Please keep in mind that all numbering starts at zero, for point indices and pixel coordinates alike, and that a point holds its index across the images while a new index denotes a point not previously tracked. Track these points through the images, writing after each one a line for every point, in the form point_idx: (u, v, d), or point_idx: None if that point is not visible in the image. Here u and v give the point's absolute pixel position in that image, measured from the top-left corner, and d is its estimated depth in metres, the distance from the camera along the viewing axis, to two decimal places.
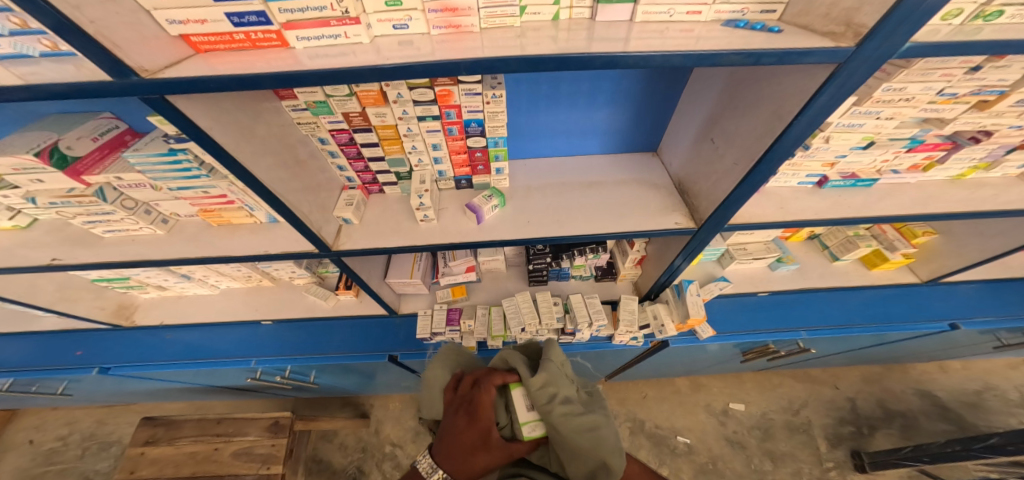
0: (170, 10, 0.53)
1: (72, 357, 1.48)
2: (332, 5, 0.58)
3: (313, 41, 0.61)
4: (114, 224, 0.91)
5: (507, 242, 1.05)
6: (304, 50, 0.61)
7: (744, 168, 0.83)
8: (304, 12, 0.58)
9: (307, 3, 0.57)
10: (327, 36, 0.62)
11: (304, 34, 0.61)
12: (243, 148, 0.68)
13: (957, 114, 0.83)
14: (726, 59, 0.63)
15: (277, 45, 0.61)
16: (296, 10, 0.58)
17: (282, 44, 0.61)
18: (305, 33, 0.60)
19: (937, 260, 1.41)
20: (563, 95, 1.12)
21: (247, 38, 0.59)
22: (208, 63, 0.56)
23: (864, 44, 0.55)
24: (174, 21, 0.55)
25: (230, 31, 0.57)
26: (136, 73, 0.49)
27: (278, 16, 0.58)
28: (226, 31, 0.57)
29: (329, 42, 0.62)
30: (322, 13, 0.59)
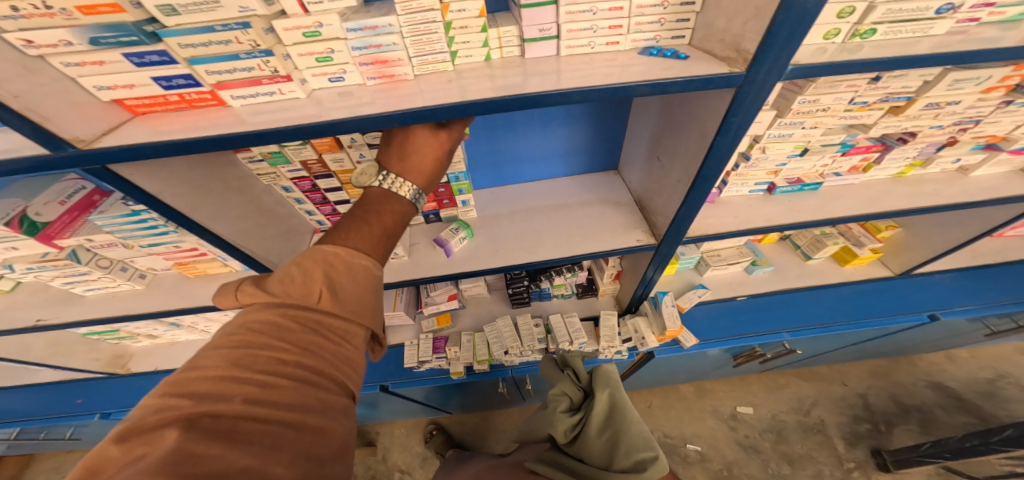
0: (97, 78, 0.58)
1: (76, 404, 1.56)
2: (260, 66, 0.64)
3: (249, 98, 0.68)
4: (93, 282, 1.00)
5: (475, 272, 1.09)
6: (241, 107, 0.68)
7: (685, 184, 0.87)
8: (232, 73, 0.64)
9: (234, 65, 0.62)
10: (262, 93, 0.68)
11: (240, 93, 0.68)
12: (200, 207, 0.74)
13: (875, 120, 0.94)
14: (638, 89, 0.68)
15: (213, 103, 0.68)
16: (222, 72, 0.63)
17: (219, 102, 0.68)
18: (238, 92, 0.67)
19: (908, 251, 1.42)
20: (517, 123, 1.17)
21: (182, 99, 0.66)
22: (149, 126, 0.63)
23: (752, 68, 0.62)
24: (102, 87, 0.60)
25: (162, 93, 0.64)
26: (72, 145, 0.55)
27: (207, 78, 0.63)
28: (158, 93, 0.63)
29: (266, 99, 0.69)
30: (251, 73, 0.64)
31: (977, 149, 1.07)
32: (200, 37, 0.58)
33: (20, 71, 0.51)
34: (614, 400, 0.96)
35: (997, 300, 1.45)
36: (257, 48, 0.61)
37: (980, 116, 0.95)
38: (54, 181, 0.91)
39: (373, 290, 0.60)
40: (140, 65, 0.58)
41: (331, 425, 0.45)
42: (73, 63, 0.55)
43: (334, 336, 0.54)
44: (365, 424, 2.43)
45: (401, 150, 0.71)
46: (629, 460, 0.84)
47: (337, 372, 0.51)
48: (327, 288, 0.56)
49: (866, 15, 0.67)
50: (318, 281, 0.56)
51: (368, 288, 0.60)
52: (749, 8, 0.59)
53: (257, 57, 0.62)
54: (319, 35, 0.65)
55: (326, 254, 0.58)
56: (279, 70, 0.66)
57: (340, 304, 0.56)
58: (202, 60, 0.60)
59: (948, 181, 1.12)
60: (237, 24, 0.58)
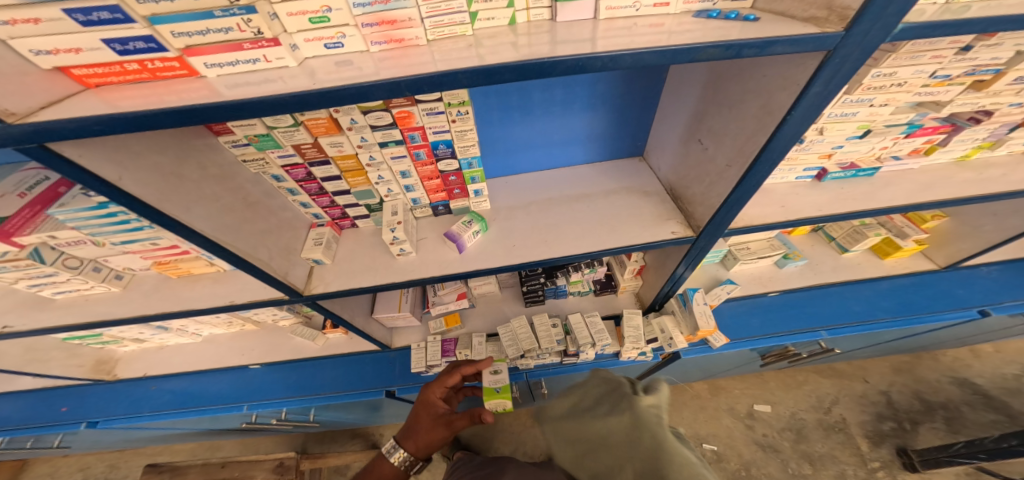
0: (33, 40, 0.48)
1: (58, 413, 1.45)
2: (240, 26, 0.53)
3: (227, 68, 0.57)
4: (62, 284, 0.89)
5: (491, 270, 0.98)
6: (218, 78, 0.57)
7: (738, 170, 0.75)
8: (206, 36, 0.53)
9: (208, 25, 0.52)
10: (244, 60, 0.57)
11: (215, 61, 0.57)
12: (171, 197, 0.63)
13: (953, 96, 0.81)
14: (705, 52, 0.56)
15: (183, 73, 0.56)
16: (194, 33, 0.52)
17: (190, 72, 0.56)
18: (214, 58, 0.56)
19: (954, 243, 1.31)
20: (536, 104, 1.05)
21: (143, 68, 0.54)
22: (103, 98, 0.52)
23: (854, 26, 0.50)
24: (41, 52, 0.49)
25: (118, 60, 0.52)
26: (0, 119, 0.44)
27: (173, 41, 0.52)
28: (114, 60, 0.52)
29: (247, 69, 0.58)
30: (230, 35, 0.54)
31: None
32: None
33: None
34: (654, 442, 0.57)
35: None
36: (237, 4, 0.51)
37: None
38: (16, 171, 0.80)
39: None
40: (87, 24, 0.48)
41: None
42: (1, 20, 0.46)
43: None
44: (368, 426, 2.33)
45: None
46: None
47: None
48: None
49: None
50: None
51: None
52: None
53: (236, 14, 0.52)
54: None
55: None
56: (265, 32, 0.55)
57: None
58: (165, 18, 0.50)
59: (1015, 165, 1.01)
60: None
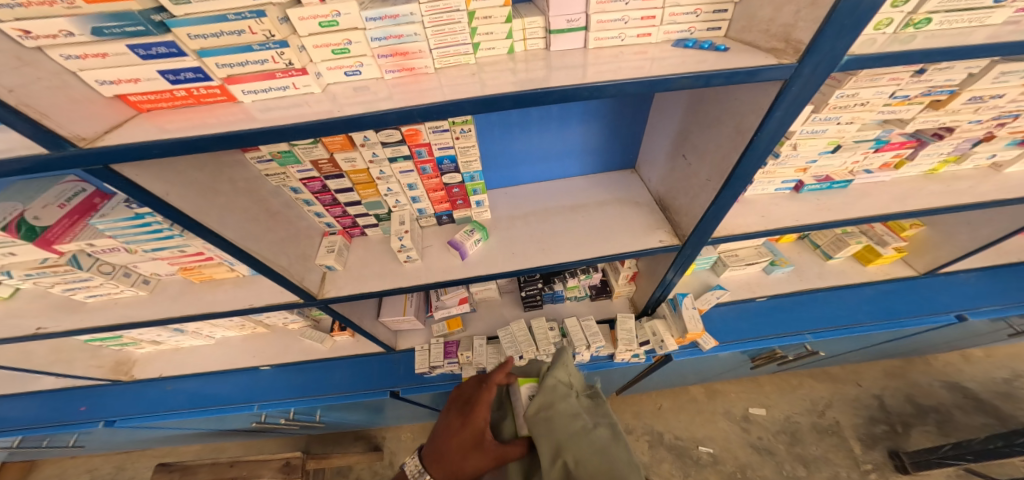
0: (98, 71, 0.55)
1: (77, 413, 1.51)
2: (274, 58, 0.62)
3: (261, 94, 0.65)
4: (95, 288, 0.96)
5: (491, 276, 1.04)
6: (253, 103, 0.65)
7: (716, 183, 0.83)
8: (245, 66, 0.61)
9: (247, 57, 0.60)
10: (275, 88, 0.65)
11: (251, 88, 0.65)
12: (206, 210, 0.70)
13: (914, 115, 0.89)
14: (678, 82, 0.64)
15: (223, 98, 0.65)
16: (235, 65, 0.61)
17: (228, 98, 0.65)
18: (250, 86, 0.64)
19: (932, 250, 1.38)
20: (534, 120, 1.13)
21: (189, 94, 0.62)
22: (155, 123, 0.59)
23: (804, 59, 0.58)
24: (105, 82, 0.57)
25: (169, 88, 0.61)
26: (72, 144, 0.52)
27: (217, 71, 0.61)
28: (165, 88, 0.60)
29: (278, 94, 0.66)
30: (264, 66, 0.62)
31: (1011, 145, 1.03)
32: (212, 27, 0.55)
33: (13, 62, 0.48)
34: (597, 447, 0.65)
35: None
36: (272, 39, 0.59)
37: (1020, 111, 0.91)
38: (53, 182, 0.87)
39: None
40: (145, 58, 0.56)
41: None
42: (74, 56, 0.53)
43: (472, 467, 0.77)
44: (371, 429, 2.38)
45: None
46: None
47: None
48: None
49: (921, 5, 0.64)
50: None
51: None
52: None
53: (271, 48, 0.60)
54: (336, 26, 0.63)
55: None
56: (294, 63, 0.63)
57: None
58: (212, 52, 0.58)
59: (980, 177, 1.08)
60: (251, 13, 0.56)
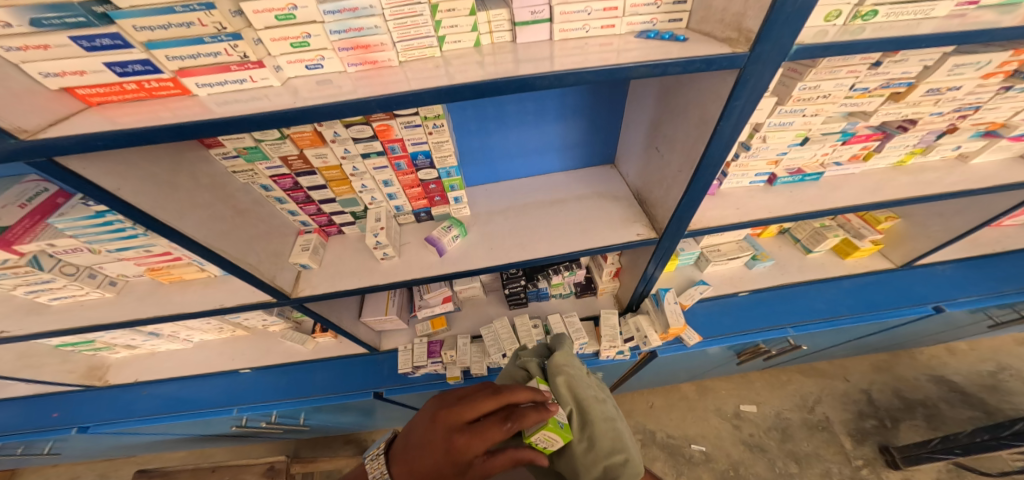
0: (42, 64, 0.54)
1: (50, 419, 1.48)
2: (227, 51, 0.60)
3: (217, 87, 0.64)
4: (59, 290, 0.94)
5: (468, 272, 1.03)
6: (208, 96, 0.63)
7: (687, 175, 0.83)
8: (197, 60, 0.59)
9: (198, 50, 0.58)
10: (231, 81, 0.64)
11: (206, 82, 0.63)
12: (165, 206, 0.69)
13: (876, 107, 0.91)
14: (637, 71, 0.65)
15: (177, 92, 0.63)
16: (186, 57, 0.59)
17: (183, 91, 0.63)
18: (204, 79, 0.62)
19: (908, 243, 1.39)
20: (509, 116, 1.12)
21: (141, 87, 0.61)
22: (106, 116, 0.58)
23: (757, 47, 0.59)
24: (49, 74, 0.56)
25: (119, 81, 0.59)
26: (13, 136, 0.50)
27: (168, 64, 0.59)
28: (114, 81, 0.59)
29: (235, 88, 0.65)
30: (218, 59, 0.60)
31: (976, 137, 1.04)
32: (158, 18, 0.54)
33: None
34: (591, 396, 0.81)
35: (1000, 291, 1.42)
36: (224, 32, 0.58)
37: (979, 103, 0.92)
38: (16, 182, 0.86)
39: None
40: (91, 49, 0.54)
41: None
42: (14, 47, 0.52)
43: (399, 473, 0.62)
44: (359, 432, 2.34)
45: None
46: (598, 471, 0.69)
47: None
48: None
49: None
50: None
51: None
52: None
53: (224, 41, 0.58)
54: (293, 19, 0.61)
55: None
56: (250, 56, 0.62)
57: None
58: (161, 44, 0.57)
59: (949, 169, 1.09)
60: (200, 5, 0.54)
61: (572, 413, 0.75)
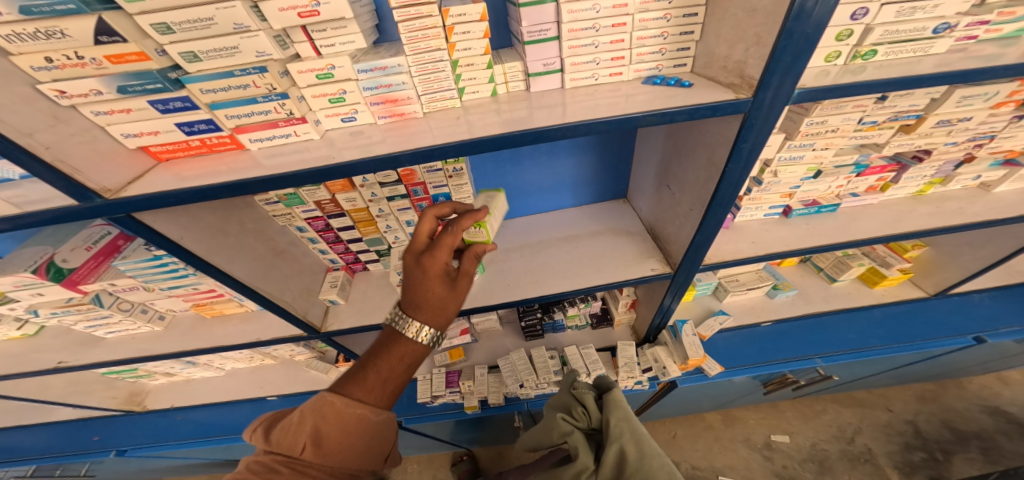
0: (124, 126, 0.61)
1: (91, 442, 1.56)
2: (277, 109, 0.66)
3: (266, 141, 0.70)
4: (114, 325, 1.03)
5: (484, 308, 1.06)
6: (258, 150, 0.70)
7: (699, 213, 0.85)
8: (251, 117, 0.66)
9: (252, 109, 0.65)
10: (278, 135, 0.70)
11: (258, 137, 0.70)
12: (216, 250, 0.76)
13: (887, 140, 0.92)
14: (646, 119, 0.68)
15: (232, 147, 0.70)
16: (243, 116, 0.65)
17: (237, 145, 0.70)
18: (257, 135, 0.69)
19: (940, 271, 1.34)
20: (526, 156, 1.18)
21: (203, 144, 0.68)
22: (172, 172, 0.65)
23: (758, 93, 0.62)
24: (129, 135, 0.63)
25: (185, 139, 0.66)
26: (99, 195, 0.58)
27: (227, 122, 0.66)
28: (181, 139, 0.66)
29: (282, 141, 0.71)
30: (268, 116, 0.67)
31: (995, 166, 1.04)
32: (219, 82, 0.60)
33: (49, 120, 0.54)
34: (633, 430, 0.71)
35: None
36: (274, 91, 0.64)
37: (993, 132, 0.93)
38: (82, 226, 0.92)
39: (367, 438, 0.65)
40: (165, 112, 0.61)
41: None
42: (102, 111, 0.59)
43: (396, 361, 0.69)
44: None
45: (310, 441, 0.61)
46: None
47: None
48: (311, 441, 0.61)
49: (865, 37, 0.69)
50: (304, 433, 0.61)
51: (362, 433, 0.64)
52: (751, 35, 0.61)
53: (274, 100, 0.65)
54: (332, 77, 0.68)
55: (319, 403, 0.63)
56: (295, 112, 0.68)
57: (324, 449, 0.62)
58: (222, 105, 0.63)
59: (970, 198, 1.08)
60: (255, 69, 0.60)
61: (610, 459, 0.68)
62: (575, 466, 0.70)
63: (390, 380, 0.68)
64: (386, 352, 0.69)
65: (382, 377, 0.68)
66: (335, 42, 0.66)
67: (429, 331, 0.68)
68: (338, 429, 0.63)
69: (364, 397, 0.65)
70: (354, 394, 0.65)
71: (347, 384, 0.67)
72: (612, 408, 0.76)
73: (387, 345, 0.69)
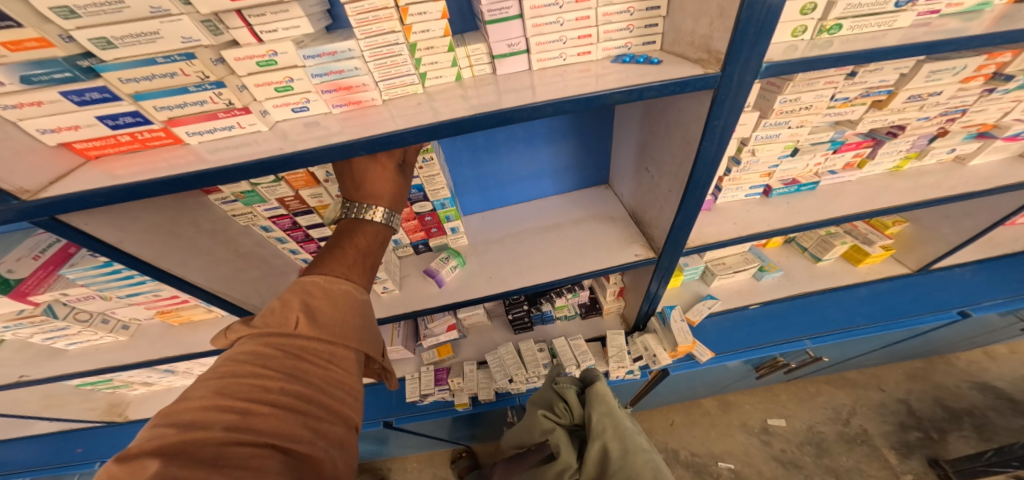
0: (39, 120, 0.57)
1: (75, 454, 1.53)
2: (213, 99, 0.63)
3: (206, 134, 0.67)
4: (75, 336, 1.00)
5: (468, 302, 1.03)
6: (198, 143, 0.67)
7: (677, 194, 0.82)
8: (184, 108, 0.63)
9: (185, 99, 0.61)
10: (220, 127, 0.67)
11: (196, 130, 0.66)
12: (167, 253, 0.73)
13: (861, 115, 0.88)
14: (612, 98, 0.64)
15: (168, 141, 0.66)
16: (173, 107, 0.62)
17: (174, 140, 0.67)
18: (193, 127, 0.65)
19: (920, 246, 1.32)
20: (500, 144, 1.14)
21: (134, 139, 0.64)
22: (104, 170, 0.62)
23: (727, 68, 0.58)
24: (46, 131, 0.58)
25: (112, 133, 0.62)
26: (16, 197, 0.53)
27: (157, 114, 0.62)
28: (108, 134, 0.62)
29: (224, 134, 0.67)
30: (205, 107, 0.63)
31: (969, 139, 1.02)
32: (143, 70, 0.56)
33: None
34: (614, 424, 0.67)
35: None
36: (207, 80, 0.60)
37: (965, 106, 0.91)
38: (26, 236, 0.89)
39: (359, 311, 0.61)
40: (82, 104, 0.57)
41: (321, 457, 0.45)
42: (10, 105, 0.54)
43: (370, 237, 0.70)
44: (375, 460, 2.30)
45: (302, 314, 0.56)
46: None
47: (335, 402, 0.51)
48: (304, 313, 0.56)
49: (829, 11, 0.65)
50: (294, 307, 0.56)
51: (356, 310, 0.62)
52: (713, 7, 0.57)
53: (208, 89, 0.61)
54: (275, 65, 0.64)
55: (302, 283, 0.59)
56: (235, 102, 0.65)
57: (320, 324, 0.56)
58: (148, 95, 0.59)
59: (947, 172, 1.06)
60: (182, 56, 0.57)
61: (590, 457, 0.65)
62: (556, 465, 0.68)
63: (368, 259, 0.68)
64: (356, 233, 0.69)
65: (360, 253, 0.68)
66: (278, 27, 0.61)
67: (381, 211, 0.71)
68: (326, 304, 0.59)
69: (348, 273, 0.64)
70: (335, 269, 0.63)
71: (322, 264, 0.64)
72: (594, 403, 0.73)
73: (351, 230, 0.69)
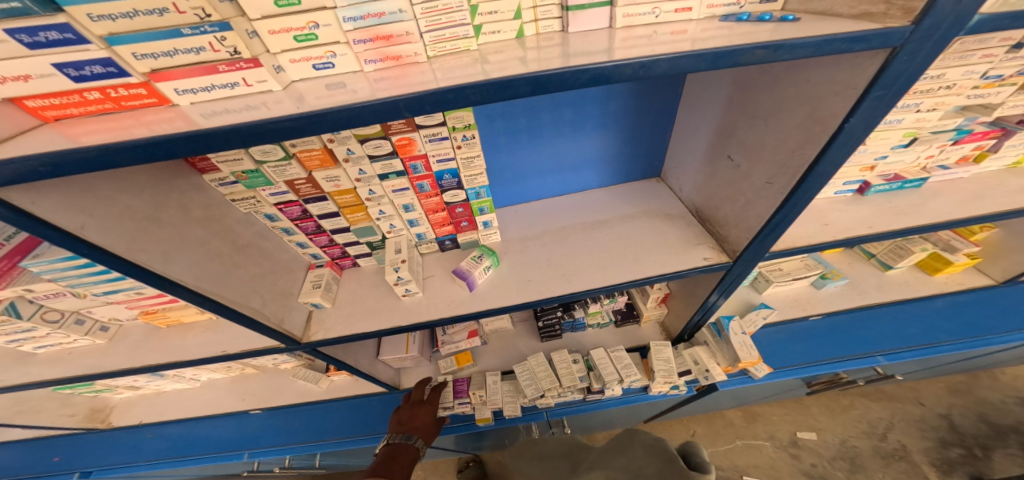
0: None
1: (51, 464, 1.38)
2: (214, 45, 0.47)
3: (201, 93, 0.51)
4: (43, 339, 0.85)
5: (506, 309, 0.88)
6: (190, 105, 0.50)
7: (782, 188, 0.67)
8: (176, 57, 0.47)
9: (175, 45, 0.45)
10: (220, 85, 0.50)
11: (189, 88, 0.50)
12: (146, 246, 0.57)
13: (1005, 98, 0.74)
14: (751, 55, 0.47)
15: (152, 101, 0.50)
16: (160, 55, 0.46)
17: (160, 100, 0.50)
18: (185, 83, 0.49)
19: (1010, 255, 1.18)
20: (545, 127, 0.98)
21: (106, 96, 0.48)
22: (62, 134, 0.46)
23: (925, 19, 0.43)
24: None
25: (77, 88, 0.46)
26: None
27: (137, 64, 0.46)
28: (71, 88, 0.46)
29: (225, 94, 0.51)
30: (201, 56, 0.47)
31: None
32: (119, 3, 0.41)
33: None
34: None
35: None
36: (208, 19, 0.45)
37: None
38: None
39: None
40: (34, 46, 0.42)
41: None
42: None
43: None
44: None
45: None
46: None
47: None
48: None
49: None
50: None
51: None
52: None
53: (208, 32, 0.45)
54: (297, 4, 0.48)
55: None
56: (242, 52, 0.48)
57: None
58: (125, 38, 0.43)
59: None
60: None
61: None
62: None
63: None
64: None
65: None
66: None
67: None
68: None
69: None
70: None
71: None
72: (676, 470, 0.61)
73: None
